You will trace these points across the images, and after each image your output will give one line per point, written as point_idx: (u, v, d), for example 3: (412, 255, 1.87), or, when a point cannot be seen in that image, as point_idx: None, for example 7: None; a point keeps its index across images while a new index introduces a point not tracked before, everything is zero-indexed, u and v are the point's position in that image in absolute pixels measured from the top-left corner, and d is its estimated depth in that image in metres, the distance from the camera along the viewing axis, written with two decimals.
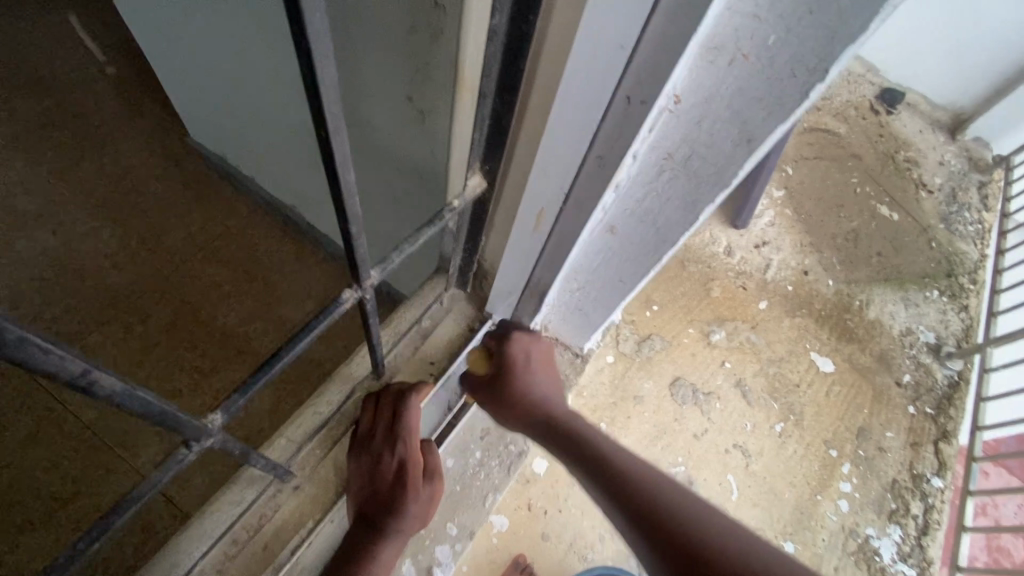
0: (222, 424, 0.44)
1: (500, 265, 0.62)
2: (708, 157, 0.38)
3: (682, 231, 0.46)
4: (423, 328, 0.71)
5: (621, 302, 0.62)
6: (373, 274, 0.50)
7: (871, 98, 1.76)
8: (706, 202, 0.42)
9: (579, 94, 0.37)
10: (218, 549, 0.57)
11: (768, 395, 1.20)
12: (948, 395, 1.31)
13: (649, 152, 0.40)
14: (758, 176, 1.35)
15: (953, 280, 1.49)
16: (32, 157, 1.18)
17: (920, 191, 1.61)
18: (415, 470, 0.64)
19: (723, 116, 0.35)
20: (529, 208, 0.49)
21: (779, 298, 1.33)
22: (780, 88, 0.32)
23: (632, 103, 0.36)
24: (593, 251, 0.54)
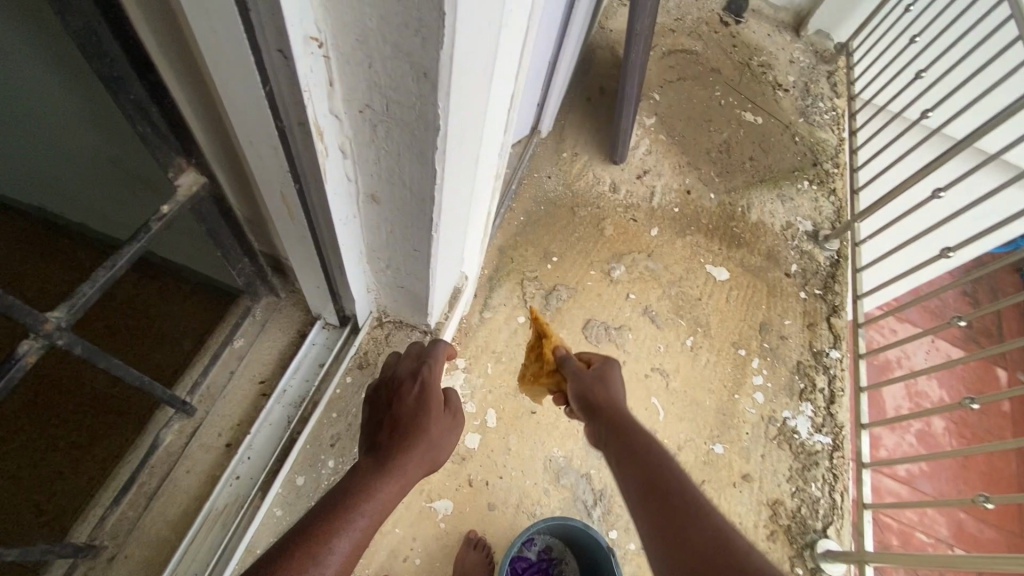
0: None
1: (291, 245, 0.64)
2: (401, 100, 0.40)
3: (431, 185, 0.48)
4: (237, 348, 0.82)
5: (432, 266, 0.64)
6: (55, 318, 0.51)
7: (719, 11, 1.82)
8: (430, 150, 0.44)
9: (237, 64, 0.39)
10: None
11: (675, 315, 1.25)
12: (831, 274, 1.42)
13: (347, 104, 0.42)
14: (622, 107, 1.33)
15: (819, 168, 1.59)
16: None
17: (777, 91, 1.70)
18: (433, 399, 0.69)
19: (388, 53, 0.37)
20: (274, 182, 0.52)
21: (669, 221, 1.37)
22: (416, 14, 0.33)
23: (285, 56, 0.37)
24: (367, 214, 0.57)
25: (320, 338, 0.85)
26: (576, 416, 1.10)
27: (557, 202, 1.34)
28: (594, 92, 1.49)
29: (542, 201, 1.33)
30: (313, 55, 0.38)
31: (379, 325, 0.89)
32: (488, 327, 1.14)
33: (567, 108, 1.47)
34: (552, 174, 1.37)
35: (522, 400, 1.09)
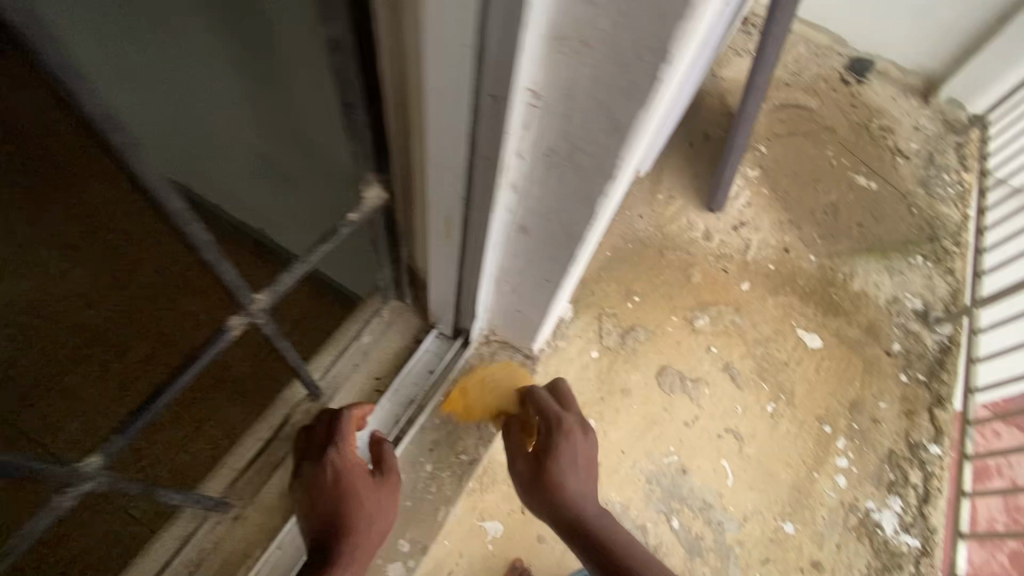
0: (100, 464, 0.55)
1: (431, 262, 0.65)
2: (587, 146, 0.40)
3: (587, 219, 0.49)
4: (363, 343, 0.86)
5: (559, 290, 0.64)
6: (257, 300, 0.59)
7: (841, 69, 1.75)
8: (598, 190, 0.44)
9: (449, 100, 0.40)
10: None
11: (757, 377, 1.19)
12: (939, 360, 1.30)
13: (532, 145, 0.43)
14: (728, 156, 1.33)
15: (937, 244, 1.48)
16: None
17: (896, 158, 1.60)
18: (355, 478, 0.66)
19: (591, 106, 0.37)
20: (439, 207, 0.53)
21: (761, 278, 1.32)
22: (631, 75, 0.34)
23: (496, 100, 0.38)
24: (512, 243, 0.57)
25: (433, 346, 0.90)
26: (640, 463, 1.07)
27: (647, 243, 1.32)
28: (698, 138, 1.48)
29: (631, 240, 1.32)
30: (522, 103, 0.38)
31: (486, 342, 0.95)
32: (561, 356, 1.14)
33: (670, 150, 1.46)
34: (644, 214, 1.36)
35: None
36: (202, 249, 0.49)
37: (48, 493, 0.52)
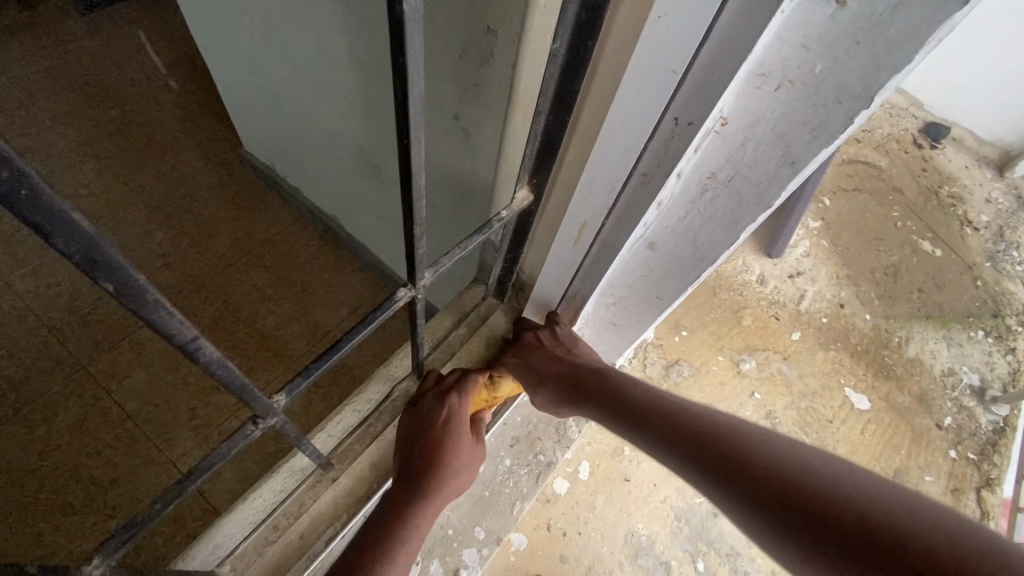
0: (286, 405, 0.46)
1: (541, 275, 0.62)
2: (751, 177, 0.39)
3: (723, 248, 0.47)
4: (458, 336, 0.73)
5: (658, 318, 0.63)
6: (425, 275, 0.51)
7: (914, 131, 1.73)
8: (747, 221, 0.43)
9: (627, 120, 0.38)
10: (258, 534, 0.58)
11: (800, 430, 1.17)
12: (992, 441, 1.25)
13: (694, 170, 0.41)
14: (795, 204, 1.34)
15: (1000, 321, 1.43)
16: (99, 162, 1.27)
17: (965, 228, 1.56)
18: (460, 429, 0.66)
19: (769, 139, 0.36)
20: (571, 222, 0.51)
21: (813, 330, 1.30)
22: (827, 114, 0.33)
23: (680, 124, 0.37)
24: (631, 265, 0.55)
25: None
26: (670, 499, 1.05)
27: (700, 279, 1.32)
28: None
29: None
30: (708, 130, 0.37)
31: None
32: None
33: None
34: None
35: (618, 464, 1.07)
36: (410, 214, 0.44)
37: (241, 422, 0.44)
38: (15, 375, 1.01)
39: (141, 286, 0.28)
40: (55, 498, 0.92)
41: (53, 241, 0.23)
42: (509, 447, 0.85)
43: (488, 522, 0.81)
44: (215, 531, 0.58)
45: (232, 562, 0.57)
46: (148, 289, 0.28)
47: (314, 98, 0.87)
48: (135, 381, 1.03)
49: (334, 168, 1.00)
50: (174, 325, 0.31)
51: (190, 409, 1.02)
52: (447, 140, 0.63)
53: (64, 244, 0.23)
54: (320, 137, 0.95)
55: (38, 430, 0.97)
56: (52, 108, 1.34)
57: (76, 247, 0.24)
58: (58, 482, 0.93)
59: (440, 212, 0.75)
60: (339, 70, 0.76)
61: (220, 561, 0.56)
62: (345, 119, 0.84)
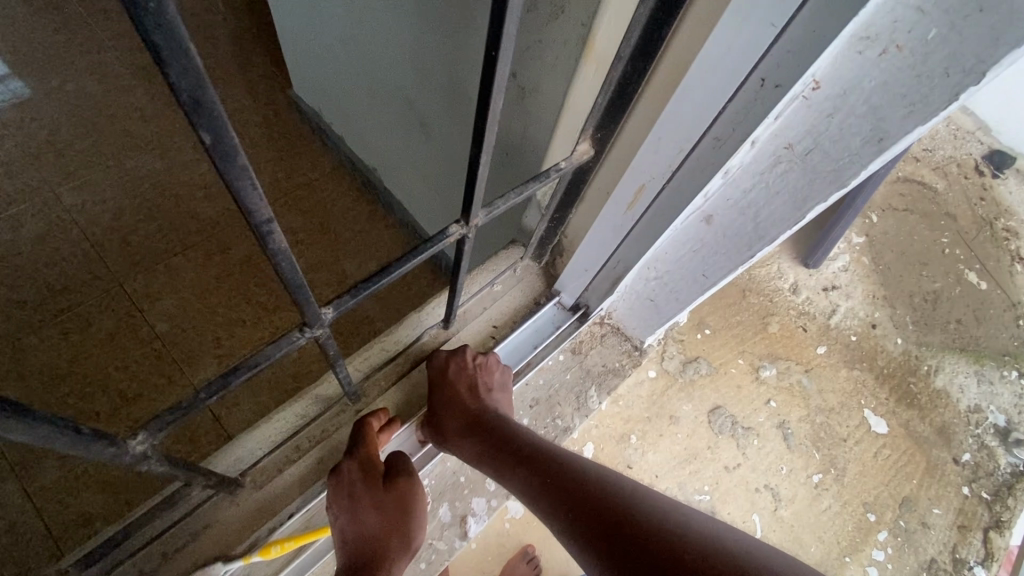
0: (332, 319, 0.48)
1: (583, 238, 0.63)
2: (831, 152, 0.38)
3: (784, 228, 0.47)
4: (495, 291, 0.74)
5: (696, 299, 0.62)
6: (480, 216, 0.51)
7: (977, 157, 1.65)
8: (817, 200, 0.42)
9: (711, 76, 0.38)
10: (281, 451, 0.63)
11: (811, 444, 1.15)
12: (1009, 484, 1.21)
13: (770, 139, 0.40)
14: (840, 216, 1.28)
15: None
16: (153, 88, 1.29)
17: (1016, 264, 1.49)
18: (372, 483, 0.60)
19: (859, 111, 0.35)
20: (630, 182, 0.51)
21: (840, 346, 1.27)
22: (929, 88, 0.31)
23: (766, 85, 0.36)
24: (683, 237, 0.55)
25: (550, 314, 0.76)
26: (669, 492, 1.06)
27: (730, 280, 1.30)
28: None
29: None
30: (796, 95, 0.36)
31: (597, 323, 0.81)
32: None
33: None
34: None
35: (622, 450, 1.07)
36: (474, 147, 0.43)
37: (290, 327, 0.47)
38: (55, 283, 1.05)
39: (233, 144, 0.27)
40: (83, 405, 0.97)
41: (170, 71, 0.23)
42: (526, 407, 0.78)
43: None
44: (239, 443, 0.62)
45: (253, 474, 0.61)
46: (236, 151, 0.28)
47: (369, 45, 0.87)
48: (166, 304, 1.07)
49: (380, 120, 1.00)
50: (255, 198, 0.31)
51: (215, 338, 1.05)
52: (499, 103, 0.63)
53: (177, 78, 0.23)
54: (371, 88, 0.95)
55: (73, 337, 1.01)
56: (114, 31, 1.36)
57: (186, 85, 0.23)
58: (87, 390, 0.98)
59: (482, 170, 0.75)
60: (398, 17, 0.75)
61: (244, 471, 0.60)
62: (395, 69, 0.84)
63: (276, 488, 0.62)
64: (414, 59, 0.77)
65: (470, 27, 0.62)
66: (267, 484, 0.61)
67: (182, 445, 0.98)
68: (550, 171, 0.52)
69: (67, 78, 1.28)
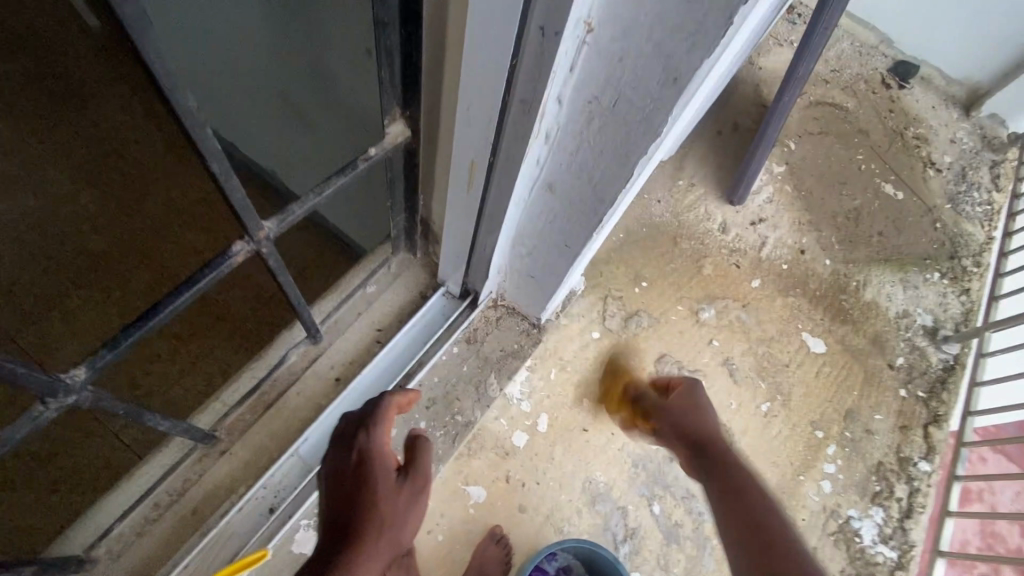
0: (87, 378, 0.53)
1: (446, 219, 0.62)
2: (635, 101, 0.37)
3: (619, 191, 0.46)
4: (368, 293, 0.79)
5: (569, 271, 0.62)
6: (265, 228, 0.60)
7: (883, 71, 1.68)
8: (637, 154, 0.41)
9: (492, 30, 0.37)
10: (140, 511, 0.66)
11: (756, 375, 1.18)
12: (941, 379, 1.28)
13: (575, 94, 0.39)
14: (756, 153, 1.28)
15: (956, 262, 1.44)
16: (11, 117, 1.17)
17: (927, 170, 1.55)
18: (381, 462, 0.53)
19: (646, 50, 0.34)
20: (461, 158, 0.50)
21: (773, 277, 1.30)
22: (700, 14, 0.30)
23: (546, 33, 0.35)
24: (534, 211, 0.54)
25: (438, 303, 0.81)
26: (628, 447, 1.06)
27: (662, 229, 1.29)
28: (726, 126, 1.42)
29: (645, 224, 1.29)
30: (577, 39, 0.35)
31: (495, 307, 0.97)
32: (562, 332, 1.12)
33: (695, 137, 1.41)
34: (662, 199, 1.32)
35: (577, 415, 1.07)
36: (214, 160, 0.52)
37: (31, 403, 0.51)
38: None
39: None
40: None
41: None
42: (424, 410, 0.95)
43: None
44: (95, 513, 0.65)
45: (109, 543, 0.65)
46: None
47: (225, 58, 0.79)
48: (68, 351, 1.00)
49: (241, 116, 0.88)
50: None
51: None
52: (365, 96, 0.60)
53: None
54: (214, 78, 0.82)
55: None
56: None
57: None
58: None
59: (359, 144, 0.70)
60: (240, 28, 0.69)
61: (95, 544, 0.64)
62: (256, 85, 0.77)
63: (148, 546, 0.66)
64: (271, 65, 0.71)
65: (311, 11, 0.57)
66: (128, 549, 0.65)
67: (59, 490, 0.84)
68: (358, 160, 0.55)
69: None
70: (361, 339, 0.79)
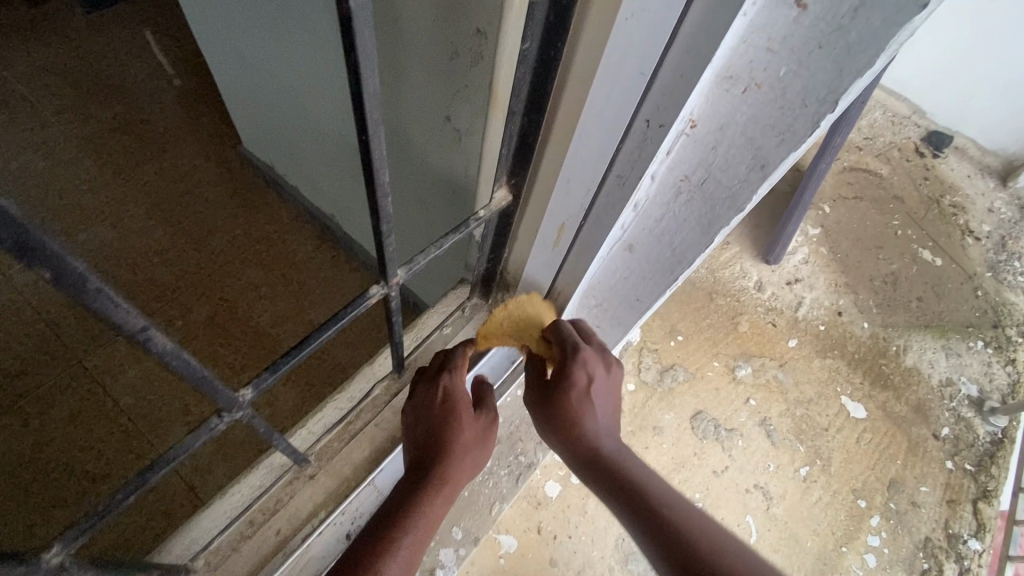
0: (252, 399, 0.49)
1: (524, 273, 0.64)
2: (723, 179, 0.41)
3: (698, 252, 0.49)
4: (444, 334, 0.75)
5: (638, 319, 0.65)
6: (398, 274, 0.55)
7: (916, 140, 1.71)
8: (721, 224, 0.44)
9: (601, 119, 0.40)
10: (232, 530, 0.62)
11: (794, 437, 1.16)
12: (990, 453, 1.24)
13: (667, 173, 0.43)
14: (793, 212, 1.31)
15: (999, 332, 1.41)
16: (100, 158, 1.28)
17: (966, 237, 1.55)
18: (461, 402, 0.62)
19: (738, 142, 0.38)
20: (551, 222, 0.53)
21: (810, 337, 1.30)
22: (794, 116, 0.34)
23: (652, 126, 0.38)
24: (611, 268, 0.57)
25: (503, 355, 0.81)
26: None
27: (697, 284, 1.31)
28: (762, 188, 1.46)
29: (681, 279, 1.31)
30: (677, 132, 0.39)
31: None
32: None
33: None
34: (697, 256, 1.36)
35: None
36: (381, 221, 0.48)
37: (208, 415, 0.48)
38: (10, 368, 1.03)
39: (78, 273, 0.30)
40: (49, 491, 0.94)
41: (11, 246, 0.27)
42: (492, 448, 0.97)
43: (466, 522, 0.91)
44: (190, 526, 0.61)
45: (206, 557, 0.60)
46: (64, 255, 0.29)
47: (317, 112, 0.90)
48: (128, 376, 1.04)
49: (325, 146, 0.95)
50: (121, 314, 0.34)
51: (184, 405, 1.02)
52: (442, 161, 0.67)
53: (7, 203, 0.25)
54: (314, 107, 0.90)
55: (32, 423, 0.99)
56: (57, 104, 1.35)
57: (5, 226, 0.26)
58: (50, 475, 0.95)
59: (432, 195, 0.74)
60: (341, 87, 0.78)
61: (194, 556, 0.59)
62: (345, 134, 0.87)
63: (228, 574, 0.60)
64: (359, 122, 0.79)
65: (401, 84, 0.64)
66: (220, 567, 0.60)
67: (152, 496, 0.98)
68: (469, 220, 0.55)
69: (10, 158, 1.26)
70: None
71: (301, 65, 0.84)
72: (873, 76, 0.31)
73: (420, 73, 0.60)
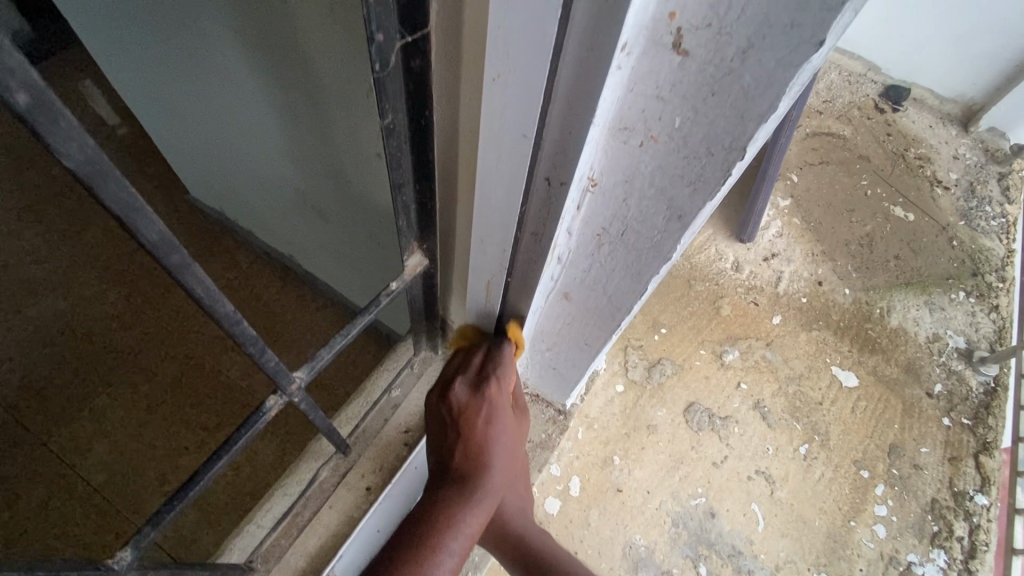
0: (132, 560, 0.50)
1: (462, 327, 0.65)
2: (642, 231, 0.41)
3: (633, 299, 0.49)
4: (393, 398, 0.76)
5: (590, 362, 0.65)
6: (296, 379, 0.55)
7: (875, 97, 1.71)
8: (649, 273, 0.45)
9: (497, 181, 0.40)
10: None
11: (790, 416, 1.15)
12: (985, 403, 1.23)
13: (583, 226, 0.43)
14: (761, 185, 1.30)
15: (979, 279, 1.41)
16: (42, 227, 1.23)
17: (935, 188, 1.54)
18: (502, 411, 0.59)
19: (649, 195, 0.38)
20: (477, 280, 0.52)
21: (794, 312, 1.28)
22: (702, 167, 0.34)
23: (552, 183, 0.38)
24: (553, 315, 0.57)
25: None
26: (666, 505, 1.03)
27: (674, 274, 1.30)
28: None
29: None
30: (582, 189, 0.39)
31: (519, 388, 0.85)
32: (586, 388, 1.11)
33: None
34: None
35: (608, 474, 1.04)
36: (247, 344, 0.47)
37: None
38: None
39: None
40: None
41: None
42: None
43: None
44: None
45: None
46: None
47: (249, 154, 0.86)
48: (98, 453, 1.02)
49: (267, 191, 0.92)
50: None
51: (159, 474, 1.00)
52: (382, 194, 0.64)
53: None
54: (245, 150, 0.86)
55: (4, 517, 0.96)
56: None
57: None
58: None
59: (379, 230, 0.72)
60: (266, 129, 0.75)
61: None
62: (281, 176, 0.83)
63: None
64: (292, 161, 0.76)
65: (324, 122, 0.61)
66: None
67: None
68: (381, 295, 0.57)
69: None
70: (389, 444, 0.75)
71: (223, 110, 0.81)
72: (772, 125, 0.31)
73: (340, 110, 0.56)
